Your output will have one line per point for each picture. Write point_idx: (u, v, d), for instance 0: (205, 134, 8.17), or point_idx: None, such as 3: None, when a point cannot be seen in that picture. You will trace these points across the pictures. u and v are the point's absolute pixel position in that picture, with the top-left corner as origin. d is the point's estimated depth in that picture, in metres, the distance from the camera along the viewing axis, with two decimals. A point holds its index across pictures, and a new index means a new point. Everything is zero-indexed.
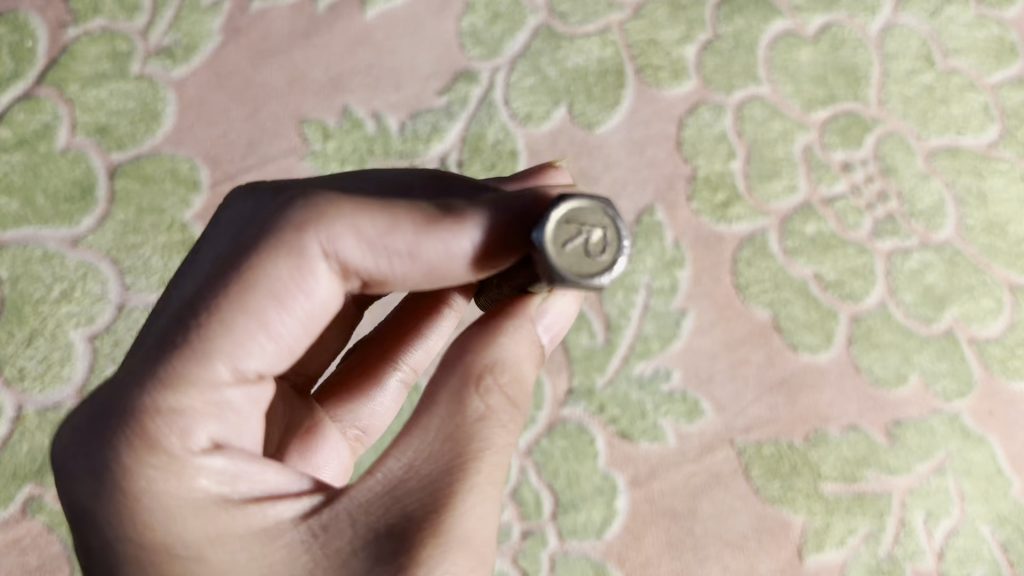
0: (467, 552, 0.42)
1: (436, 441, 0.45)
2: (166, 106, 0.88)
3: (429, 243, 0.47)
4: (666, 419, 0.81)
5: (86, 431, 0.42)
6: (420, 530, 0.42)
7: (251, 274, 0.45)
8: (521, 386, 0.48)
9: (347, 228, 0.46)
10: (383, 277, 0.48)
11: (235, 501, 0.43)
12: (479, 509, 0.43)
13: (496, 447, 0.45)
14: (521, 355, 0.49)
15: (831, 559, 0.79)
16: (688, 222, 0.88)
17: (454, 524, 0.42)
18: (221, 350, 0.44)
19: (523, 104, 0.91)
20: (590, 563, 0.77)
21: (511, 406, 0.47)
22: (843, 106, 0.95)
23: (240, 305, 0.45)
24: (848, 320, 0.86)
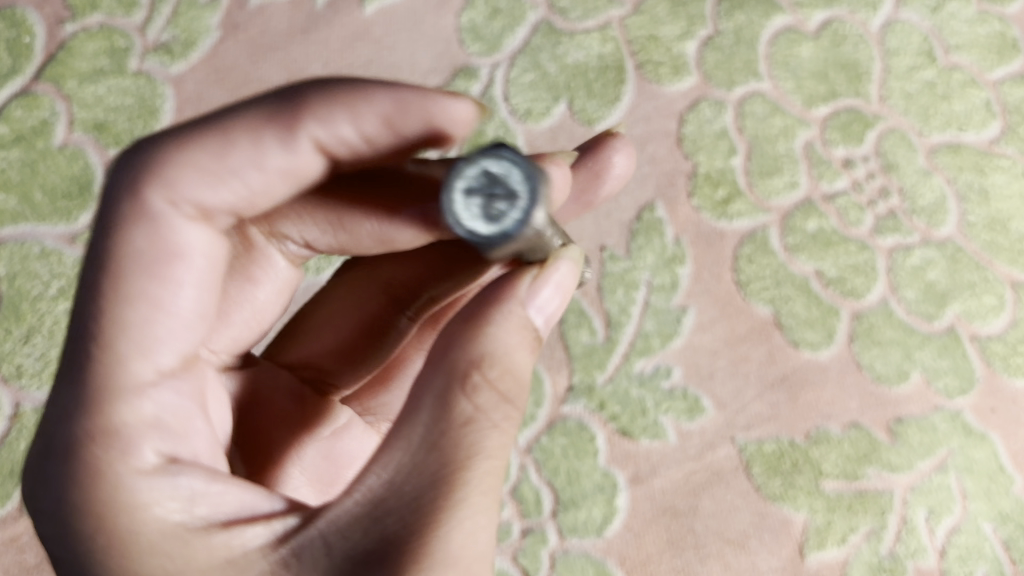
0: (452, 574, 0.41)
1: (416, 455, 0.43)
2: (165, 103, 0.87)
3: (269, 146, 0.52)
4: (666, 417, 0.81)
5: (37, 478, 0.46)
6: (398, 555, 0.41)
7: (122, 257, 0.49)
8: (512, 375, 0.46)
9: (184, 168, 0.50)
10: (247, 201, 0.53)
11: (201, 526, 0.44)
12: (467, 527, 0.42)
13: (483, 453, 0.44)
14: (511, 347, 0.47)
15: (832, 557, 0.79)
16: (688, 218, 0.88)
17: (436, 546, 0.41)
18: (128, 349, 0.48)
19: (523, 100, 0.90)
20: (590, 561, 0.77)
21: (502, 402, 0.45)
22: (844, 103, 0.95)
23: (134, 298, 0.48)
24: (849, 317, 0.86)
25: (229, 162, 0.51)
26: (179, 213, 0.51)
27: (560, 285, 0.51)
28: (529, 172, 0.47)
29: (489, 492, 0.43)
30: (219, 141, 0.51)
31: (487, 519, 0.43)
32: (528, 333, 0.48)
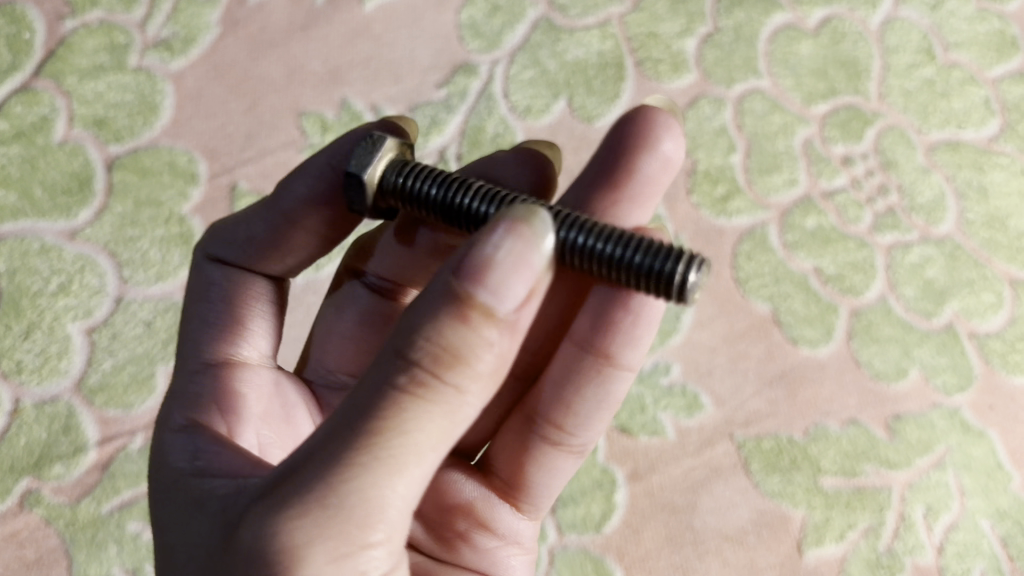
0: (303, 527, 0.38)
1: (336, 412, 0.40)
2: (164, 99, 0.87)
3: (264, 214, 0.60)
4: (665, 413, 0.81)
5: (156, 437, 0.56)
6: (270, 498, 0.39)
7: (193, 294, 0.61)
8: (437, 343, 0.39)
9: (218, 236, 0.61)
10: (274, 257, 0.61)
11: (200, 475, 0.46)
12: (336, 499, 0.38)
13: (380, 421, 0.38)
14: (440, 313, 0.39)
15: (831, 554, 0.78)
16: (688, 216, 0.88)
17: (294, 496, 0.38)
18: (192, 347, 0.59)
19: (523, 97, 0.91)
20: (589, 558, 0.76)
21: (416, 369, 0.39)
22: (843, 100, 0.95)
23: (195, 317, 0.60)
24: (848, 314, 0.86)
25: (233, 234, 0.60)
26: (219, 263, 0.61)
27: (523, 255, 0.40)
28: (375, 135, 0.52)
29: (372, 463, 0.38)
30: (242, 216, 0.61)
31: (363, 491, 0.38)
32: (465, 301, 0.39)
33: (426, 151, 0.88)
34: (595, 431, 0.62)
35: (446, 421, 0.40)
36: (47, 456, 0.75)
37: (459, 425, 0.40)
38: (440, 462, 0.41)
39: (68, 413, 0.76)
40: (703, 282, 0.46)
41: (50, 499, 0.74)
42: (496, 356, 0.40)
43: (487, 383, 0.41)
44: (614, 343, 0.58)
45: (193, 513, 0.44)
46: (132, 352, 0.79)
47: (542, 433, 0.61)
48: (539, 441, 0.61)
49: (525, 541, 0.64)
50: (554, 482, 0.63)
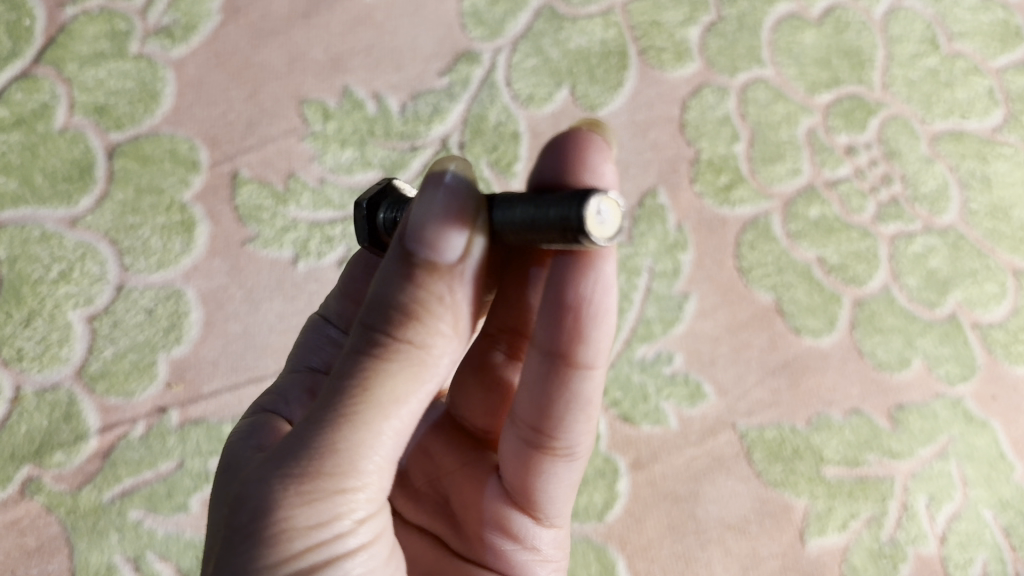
0: (284, 482, 0.39)
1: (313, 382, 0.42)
2: (165, 86, 0.87)
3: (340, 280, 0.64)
4: (667, 403, 0.80)
5: None
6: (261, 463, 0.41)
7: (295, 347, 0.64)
8: (392, 304, 0.41)
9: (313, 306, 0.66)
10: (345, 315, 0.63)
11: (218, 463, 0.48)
12: (306, 446, 0.39)
13: (341, 378, 0.40)
14: (394, 278, 0.41)
15: (833, 543, 0.78)
16: (691, 205, 0.88)
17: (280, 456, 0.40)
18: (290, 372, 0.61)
19: (525, 86, 0.90)
20: (591, 547, 0.76)
21: (371, 329, 0.41)
22: (847, 89, 0.95)
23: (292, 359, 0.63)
24: (851, 304, 0.86)
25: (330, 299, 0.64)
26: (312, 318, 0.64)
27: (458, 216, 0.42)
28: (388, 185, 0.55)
29: (336, 414, 0.40)
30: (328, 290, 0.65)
31: (328, 437, 0.39)
32: (409, 260, 0.41)
33: (428, 139, 0.87)
34: (585, 431, 0.55)
35: (413, 375, 0.41)
36: (47, 444, 0.75)
37: (427, 378, 0.42)
38: (413, 416, 0.42)
39: (69, 400, 0.76)
40: (612, 226, 0.40)
41: (51, 487, 0.73)
42: (450, 310, 0.42)
43: (448, 338, 0.42)
44: (575, 340, 0.50)
45: (219, 494, 0.46)
46: (133, 340, 0.79)
47: (526, 440, 0.55)
48: (529, 451, 0.55)
49: (544, 549, 0.59)
50: (551, 491, 0.56)
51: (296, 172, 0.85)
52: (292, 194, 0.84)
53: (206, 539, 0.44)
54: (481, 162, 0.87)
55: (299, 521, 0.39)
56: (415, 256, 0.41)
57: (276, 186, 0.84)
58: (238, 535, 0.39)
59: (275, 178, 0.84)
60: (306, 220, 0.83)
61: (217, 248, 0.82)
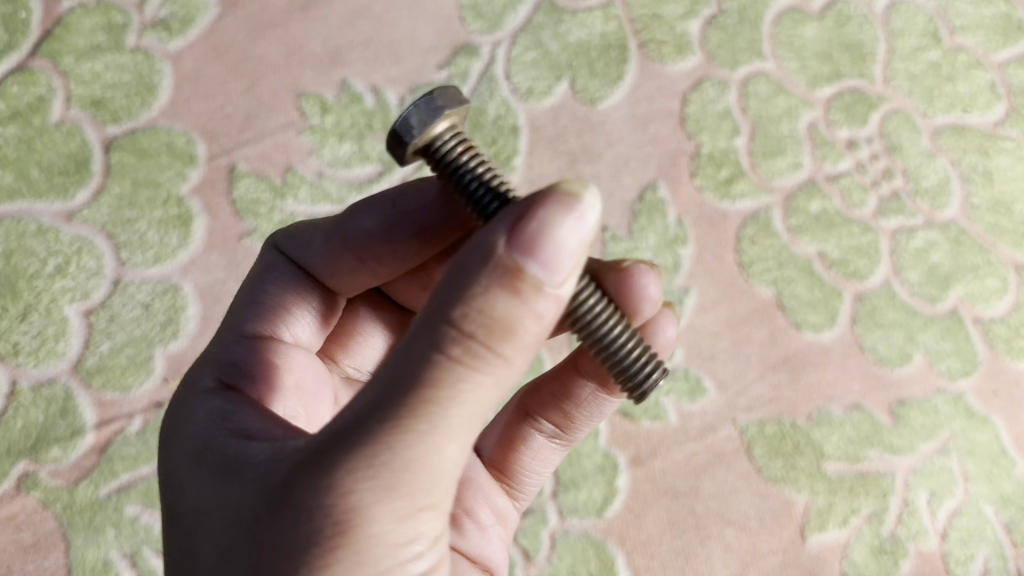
0: (376, 498, 0.39)
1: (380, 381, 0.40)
2: (162, 79, 0.86)
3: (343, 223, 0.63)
4: (667, 398, 0.80)
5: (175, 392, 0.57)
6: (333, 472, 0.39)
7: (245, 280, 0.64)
8: (483, 317, 0.39)
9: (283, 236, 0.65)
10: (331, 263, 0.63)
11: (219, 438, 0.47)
12: (387, 462, 0.39)
13: (420, 388, 0.39)
14: (491, 288, 0.39)
15: (833, 539, 0.78)
16: (691, 199, 0.87)
17: (368, 472, 0.39)
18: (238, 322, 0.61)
19: (525, 79, 0.90)
20: (590, 542, 0.75)
21: (457, 339, 0.39)
22: (848, 83, 0.94)
23: (240, 298, 0.63)
24: (852, 299, 0.86)
25: (314, 232, 0.63)
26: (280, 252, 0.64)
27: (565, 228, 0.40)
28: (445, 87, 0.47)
29: (417, 429, 0.39)
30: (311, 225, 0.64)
31: (411, 454, 0.39)
32: (512, 274, 0.39)
33: None
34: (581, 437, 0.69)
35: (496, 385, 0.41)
36: (43, 439, 0.74)
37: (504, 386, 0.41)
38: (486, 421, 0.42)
39: (65, 395, 0.76)
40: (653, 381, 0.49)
41: (47, 482, 0.73)
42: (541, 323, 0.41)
43: (530, 353, 0.42)
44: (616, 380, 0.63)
45: (214, 476, 0.45)
46: (130, 335, 0.78)
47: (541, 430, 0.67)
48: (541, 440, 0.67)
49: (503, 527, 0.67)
50: (539, 471, 0.68)
51: (294, 166, 0.84)
52: (289, 187, 0.84)
53: (214, 525, 0.44)
54: None
55: (389, 535, 0.40)
56: (522, 270, 0.39)
57: (274, 180, 0.84)
58: (307, 545, 0.40)
59: (273, 172, 0.84)
60: (304, 214, 0.83)
61: (215, 243, 0.81)
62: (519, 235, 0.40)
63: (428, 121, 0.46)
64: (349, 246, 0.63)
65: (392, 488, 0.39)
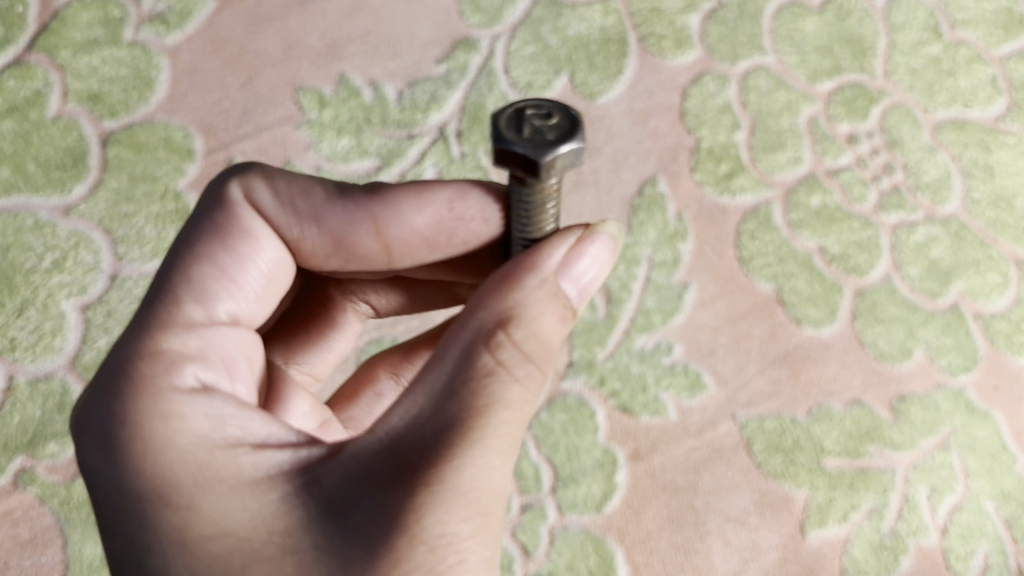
0: (459, 506, 0.42)
1: (439, 401, 0.44)
2: (160, 73, 0.86)
3: (384, 211, 0.55)
4: (667, 393, 0.80)
5: (98, 380, 0.46)
6: (419, 482, 0.42)
7: (203, 230, 0.52)
8: (537, 339, 0.47)
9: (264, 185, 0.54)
10: (351, 243, 0.55)
11: (219, 443, 0.44)
12: (483, 478, 0.43)
13: (501, 408, 0.44)
14: (540, 313, 0.47)
15: (834, 535, 0.78)
16: (691, 193, 0.87)
17: (453, 477, 0.42)
18: (190, 295, 0.50)
19: (524, 73, 0.89)
20: (589, 538, 0.75)
21: (524, 359, 0.46)
22: (849, 77, 0.94)
23: (191, 260, 0.51)
24: (852, 294, 0.85)
25: (336, 203, 0.54)
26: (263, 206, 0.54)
27: (594, 257, 0.51)
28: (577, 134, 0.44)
29: (502, 447, 0.44)
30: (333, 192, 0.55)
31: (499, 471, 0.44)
32: (557, 300, 0.48)
33: (425, 127, 0.86)
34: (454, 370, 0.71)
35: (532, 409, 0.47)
36: (40, 435, 0.74)
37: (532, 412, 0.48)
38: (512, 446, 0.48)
39: (62, 390, 0.75)
40: None
41: (44, 478, 0.73)
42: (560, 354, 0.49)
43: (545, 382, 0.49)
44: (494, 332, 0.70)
45: (229, 493, 0.43)
46: None
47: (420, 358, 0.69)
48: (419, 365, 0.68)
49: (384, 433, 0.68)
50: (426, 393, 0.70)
51: (292, 161, 0.84)
52: None
53: (263, 557, 0.42)
54: (480, 151, 0.85)
55: (471, 551, 0.43)
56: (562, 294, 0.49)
57: None
58: (418, 568, 0.41)
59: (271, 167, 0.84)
60: None
61: None
62: (559, 264, 0.49)
63: (562, 171, 0.44)
64: (382, 237, 0.55)
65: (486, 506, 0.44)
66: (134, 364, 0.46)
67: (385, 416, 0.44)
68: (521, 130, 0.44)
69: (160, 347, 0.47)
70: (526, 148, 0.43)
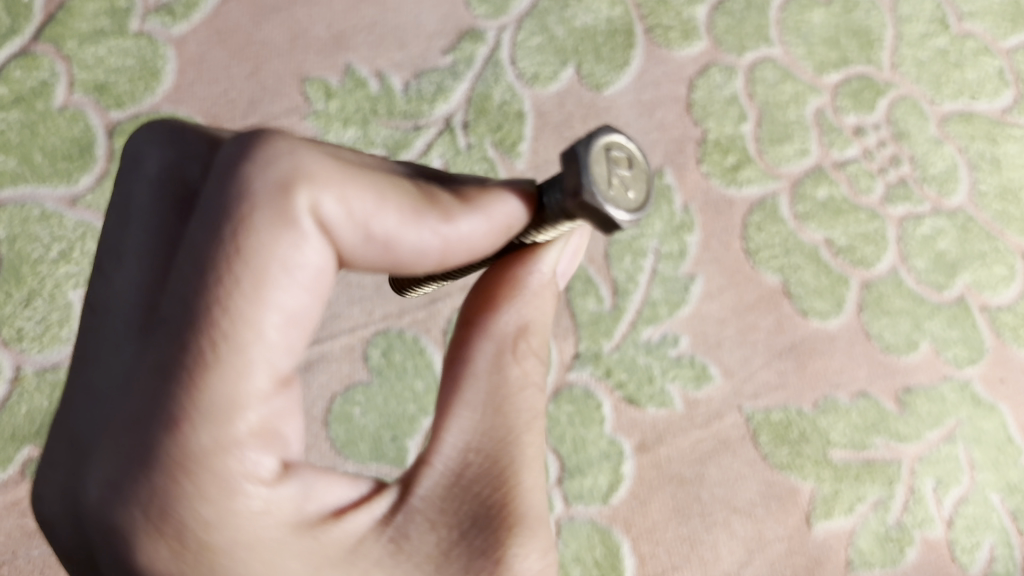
0: (538, 527, 0.46)
1: (491, 428, 0.46)
2: (166, 64, 0.86)
3: (454, 235, 0.45)
4: (673, 384, 0.80)
5: (148, 476, 0.37)
6: (500, 514, 0.44)
7: (252, 261, 0.39)
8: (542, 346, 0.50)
9: (336, 200, 0.41)
10: (409, 265, 0.45)
11: (312, 522, 0.41)
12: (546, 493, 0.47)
13: (535, 421, 0.48)
14: (544, 314, 0.50)
15: (839, 526, 0.78)
16: (697, 185, 0.87)
17: (524, 499, 0.45)
18: (261, 357, 0.39)
19: (530, 64, 0.89)
20: (596, 529, 0.75)
21: (538, 365, 0.49)
22: (856, 69, 0.94)
23: (252, 309, 0.39)
24: (859, 286, 0.85)
25: (410, 228, 0.44)
26: (333, 229, 0.41)
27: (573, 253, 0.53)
28: (639, 208, 0.43)
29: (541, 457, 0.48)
30: (404, 208, 0.44)
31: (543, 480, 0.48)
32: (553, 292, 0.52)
33: (431, 118, 0.86)
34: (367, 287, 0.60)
35: None
36: (48, 425, 0.74)
37: None
38: None
39: None
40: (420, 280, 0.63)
41: None
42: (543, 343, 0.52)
43: None
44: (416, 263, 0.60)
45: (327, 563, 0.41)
46: None
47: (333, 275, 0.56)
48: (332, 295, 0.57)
49: None
50: None
51: None
52: None
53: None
54: (485, 141, 0.86)
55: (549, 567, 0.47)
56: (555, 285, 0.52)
57: None
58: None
59: None
60: None
61: None
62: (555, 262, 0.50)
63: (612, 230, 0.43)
64: (443, 262, 0.46)
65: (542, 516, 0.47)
66: (214, 461, 0.38)
67: (435, 445, 0.46)
68: (610, 181, 0.43)
69: (239, 434, 0.38)
70: (618, 209, 0.42)
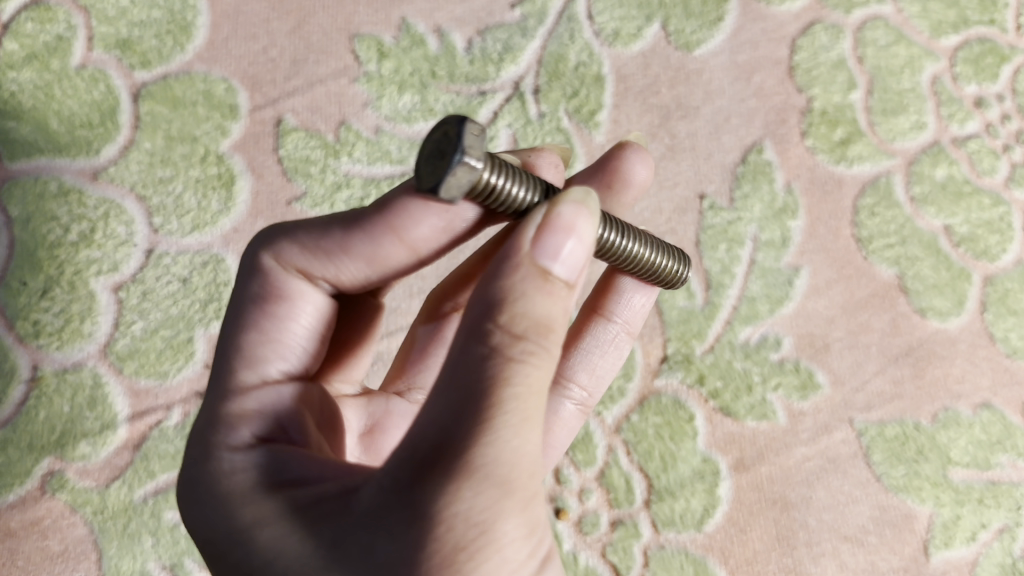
0: (471, 488, 0.33)
1: (446, 388, 0.35)
2: (198, 17, 0.76)
3: (409, 227, 0.44)
4: (776, 394, 0.70)
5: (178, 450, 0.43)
6: (422, 472, 0.33)
7: (242, 303, 0.46)
8: (529, 311, 0.36)
9: (286, 240, 0.45)
10: (395, 260, 0.46)
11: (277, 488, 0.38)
12: (500, 458, 0.33)
13: (507, 386, 0.34)
14: (533, 288, 0.36)
15: (961, 556, 0.68)
16: (801, 161, 0.76)
17: (458, 459, 0.33)
18: (243, 362, 0.44)
19: (610, 19, 0.79)
20: (689, 559, 0.66)
21: (520, 337, 0.35)
22: (976, 32, 0.82)
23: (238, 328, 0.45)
24: (982, 281, 0.74)
25: (356, 231, 0.44)
26: (292, 263, 0.45)
27: (571, 229, 0.38)
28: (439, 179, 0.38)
29: (515, 422, 0.34)
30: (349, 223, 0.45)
31: (519, 447, 0.34)
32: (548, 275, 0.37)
33: (498, 83, 0.76)
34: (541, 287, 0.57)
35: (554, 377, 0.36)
36: (71, 434, 0.65)
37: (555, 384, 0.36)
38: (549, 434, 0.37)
39: (94, 382, 0.66)
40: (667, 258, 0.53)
41: (76, 483, 0.64)
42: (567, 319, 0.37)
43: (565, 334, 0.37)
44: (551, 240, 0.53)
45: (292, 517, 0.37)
46: (166, 314, 0.68)
47: None
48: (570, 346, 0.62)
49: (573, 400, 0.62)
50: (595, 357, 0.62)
51: (348, 120, 0.73)
52: (344, 145, 0.73)
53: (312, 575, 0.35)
54: (560, 109, 0.75)
55: (507, 533, 0.34)
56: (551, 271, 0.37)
57: (327, 135, 0.73)
58: (440, 551, 0.33)
59: (325, 126, 0.73)
60: (360, 174, 0.72)
61: (260, 208, 0.71)
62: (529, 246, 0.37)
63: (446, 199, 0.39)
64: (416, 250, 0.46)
65: (508, 481, 0.34)
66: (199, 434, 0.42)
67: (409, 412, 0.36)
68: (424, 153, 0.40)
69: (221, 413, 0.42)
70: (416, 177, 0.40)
